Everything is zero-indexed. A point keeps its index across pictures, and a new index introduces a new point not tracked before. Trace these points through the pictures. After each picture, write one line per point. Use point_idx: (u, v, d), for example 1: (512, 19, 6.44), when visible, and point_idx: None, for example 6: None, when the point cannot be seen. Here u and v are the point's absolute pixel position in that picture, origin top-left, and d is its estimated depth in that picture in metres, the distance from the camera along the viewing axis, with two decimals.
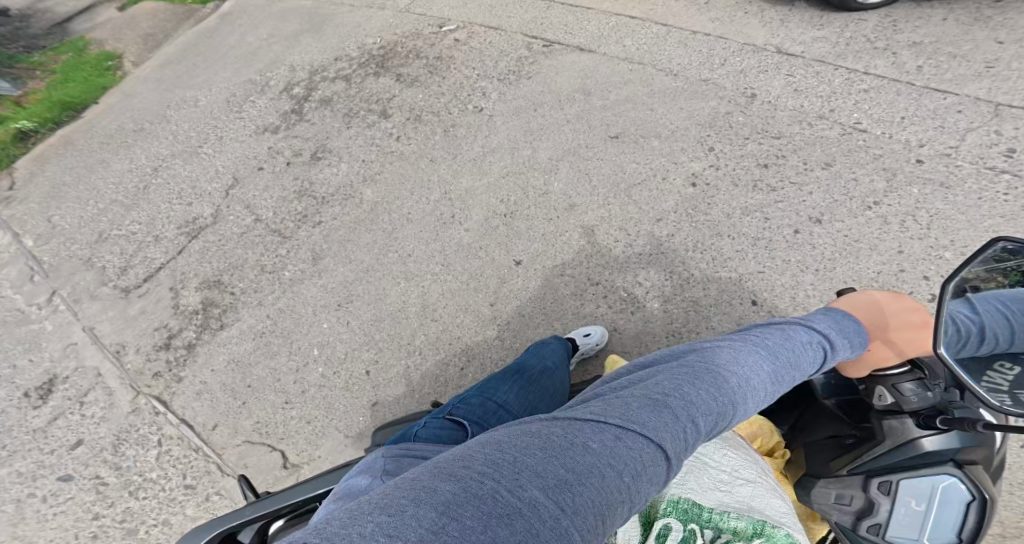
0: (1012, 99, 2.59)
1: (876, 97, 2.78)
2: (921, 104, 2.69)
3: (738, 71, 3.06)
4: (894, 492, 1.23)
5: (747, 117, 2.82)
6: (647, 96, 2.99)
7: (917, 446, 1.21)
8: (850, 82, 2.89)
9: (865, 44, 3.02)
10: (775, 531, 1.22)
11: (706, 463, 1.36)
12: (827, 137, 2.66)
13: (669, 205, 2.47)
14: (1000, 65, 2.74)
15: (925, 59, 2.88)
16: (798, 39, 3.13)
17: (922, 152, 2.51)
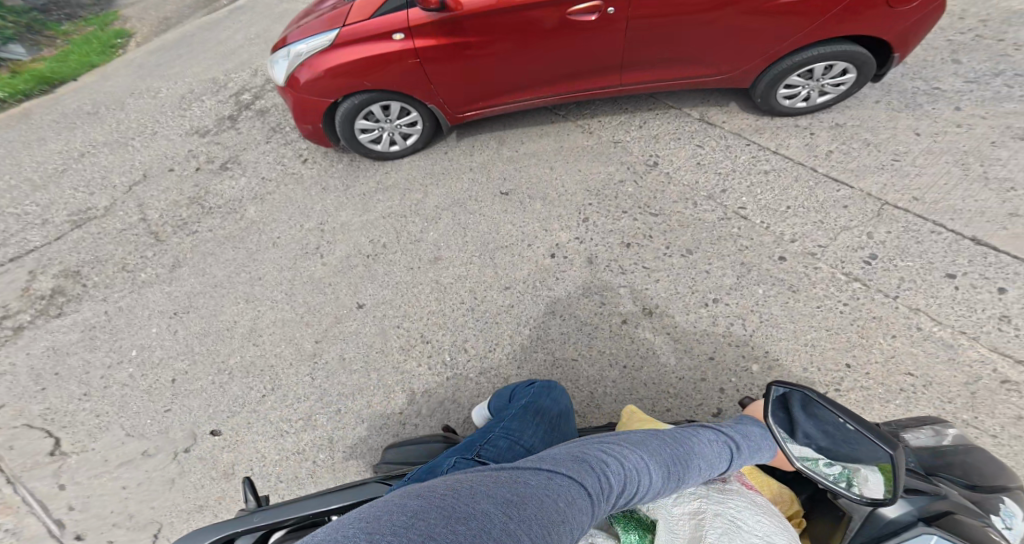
0: (899, 198, 2.34)
1: (773, 181, 2.57)
2: (811, 189, 2.48)
3: (652, 135, 2.94)
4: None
5: (638, 189, 2.71)
6: (551, 153, 2.94)
7: (880, 514, 1.23)
8: (755, 161, 2.68)
9: (789, 119, 2.79)
10: None
11: (738, 524, 1.07)
12: (704, 221, 2.49)
13: (522, 274, 2.47)
14: (906, 160, 2.46)
15: (839, 144, 2.62)
16: (727, 108, 2.96)
17: (789, 248, 2.31)
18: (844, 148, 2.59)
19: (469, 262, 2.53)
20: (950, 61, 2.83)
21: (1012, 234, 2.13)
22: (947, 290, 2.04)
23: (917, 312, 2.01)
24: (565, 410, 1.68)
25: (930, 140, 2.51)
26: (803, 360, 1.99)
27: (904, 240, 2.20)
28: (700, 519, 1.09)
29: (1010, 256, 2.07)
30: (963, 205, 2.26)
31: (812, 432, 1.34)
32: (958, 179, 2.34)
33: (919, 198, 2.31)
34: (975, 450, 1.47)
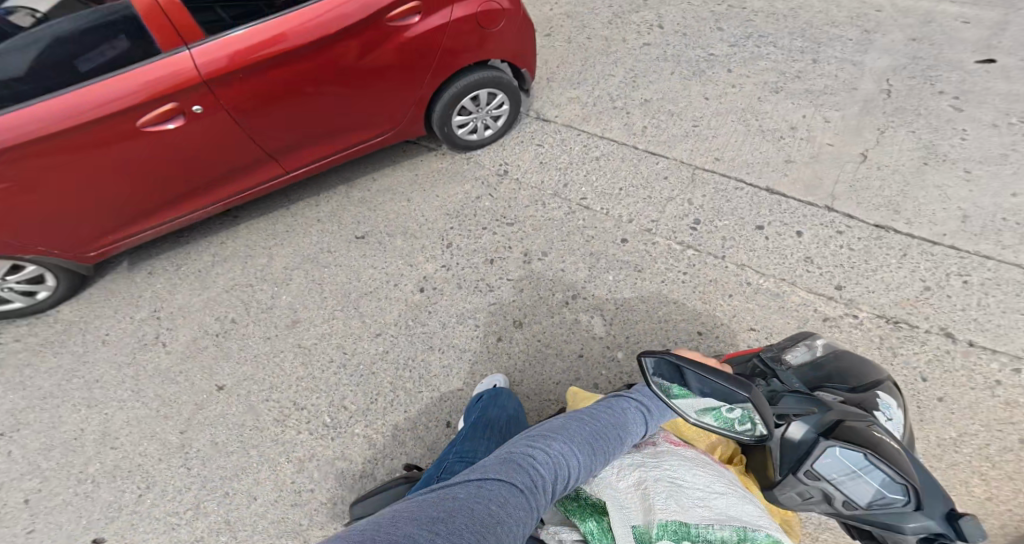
0: (703, 161, 2.61)
1: (605, 166, 2.70)
2: (637, 166, 2.65)
3: (499, 144, 2.95)
4: (844, 495, 1.01)
5: (494, 202, 2.73)
6: (403, 183, 2.90)
7: (787, 439, 1.11)
8: (587, 149, 2.80)
9: (607, 103, 2.96)
10: (757, 535, 1.00)
11: (678, 482, 1.10)
12: (553, 219, 2.56)
13: (393, 316, 2.44)
14: (705, 124, 2.76)
15: (651, 119, 2.84)
16: (556, 102, 3.03)
17: (629, 229, 2.45)
18: (655, 122, 2.82)
19: (336, 317, 2.48)
20: (716, 29, 3.24)
21: (791, 181, 2.48)
22: (758, 240, 2.30)
23: (744, 267, 2.23)
24: (514, 414, 1.75)
25: (718, 104, 2.84)
26: (665, 339, 2.11)
27: (717, 200, 2.45)
28: (644, 487, 1.09)
29: (797, 200, 2.40)
30: (752, 159, 2.59)
31: (678, 390, 1.14)
32: (746, 134, 2.68)
33: (721, 159, 2.60)
34: (845, 354, 1.52)
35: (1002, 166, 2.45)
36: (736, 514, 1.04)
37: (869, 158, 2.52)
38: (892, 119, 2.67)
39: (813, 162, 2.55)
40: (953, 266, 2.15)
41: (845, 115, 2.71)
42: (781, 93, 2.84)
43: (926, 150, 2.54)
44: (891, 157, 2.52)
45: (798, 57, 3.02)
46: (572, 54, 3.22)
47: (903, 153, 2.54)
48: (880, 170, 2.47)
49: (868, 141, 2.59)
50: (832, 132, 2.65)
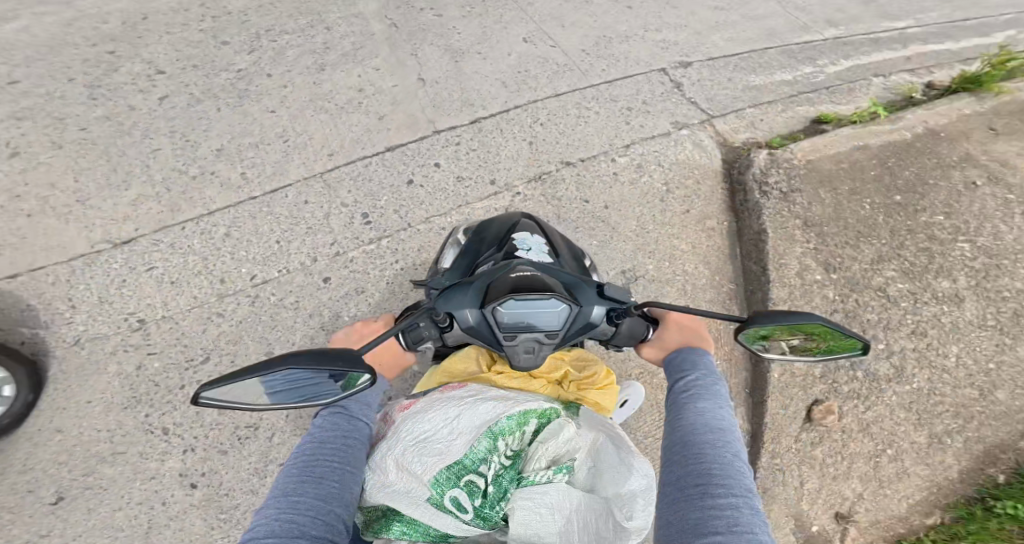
0: (321, 162, 2.59)
1: (243, 238, 2.39)
2: (271, 212, 2.44)
3: (96, 311, 2.20)
4: (542, 331, 1.49)
5: (160, 364, 2.16)
6: (15, 443, 2.00)
7: (468, 326, 1.56)
8: (206, 233, 2.38)
9: (183, 179, 2.47)
10: (502, 426, 1.52)
11: (425, 436, 1.54)
12: (247, 322, 2.25)
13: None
14: (292, 134, 2.64)
15: (240, 164, 2.54)
16: (118, 217, 2.36)
17: (319, 268, 2.38)
18: (251, 162, 2.55)
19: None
20: (201, 33, 2.83)
21: (396, 129, 2.72)
22: (419, 192, 2.58)
23: (429, 221, 2.54)
24: None
25: (286, 114, 2.68)
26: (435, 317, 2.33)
27: (364, 188, 2.55)
28: (406, 461, 1.51)
29: (414, 141, 2.69)
30: (352, 135, 2.69)
31: (256, 389, 1.15)
32: (333, 114, 2.71)
33: (336, 154, 2.61)
34: (479, 231, 2.17)
35: (496, 29, 3.10)
36: (473, 423, 1.53)
37: (431, 78, 2.87)
38: (415, 42, 2.96)
39: (396, 103, 2.78)
40: (527, 117, 2.86)
41: (385, 54, 2.90)
42: (328, 68, 2.83)
43: (456, 50, 2.99)
44: (436, 70, 2.90)
45: (312, 31, 2.93)
46: (78, 157, 2.44)
47: (446, 60, 2.95)
48: (445, 82, 2.87)
49: (404, 60, 2.91)
50: (401, 76, 2.86)
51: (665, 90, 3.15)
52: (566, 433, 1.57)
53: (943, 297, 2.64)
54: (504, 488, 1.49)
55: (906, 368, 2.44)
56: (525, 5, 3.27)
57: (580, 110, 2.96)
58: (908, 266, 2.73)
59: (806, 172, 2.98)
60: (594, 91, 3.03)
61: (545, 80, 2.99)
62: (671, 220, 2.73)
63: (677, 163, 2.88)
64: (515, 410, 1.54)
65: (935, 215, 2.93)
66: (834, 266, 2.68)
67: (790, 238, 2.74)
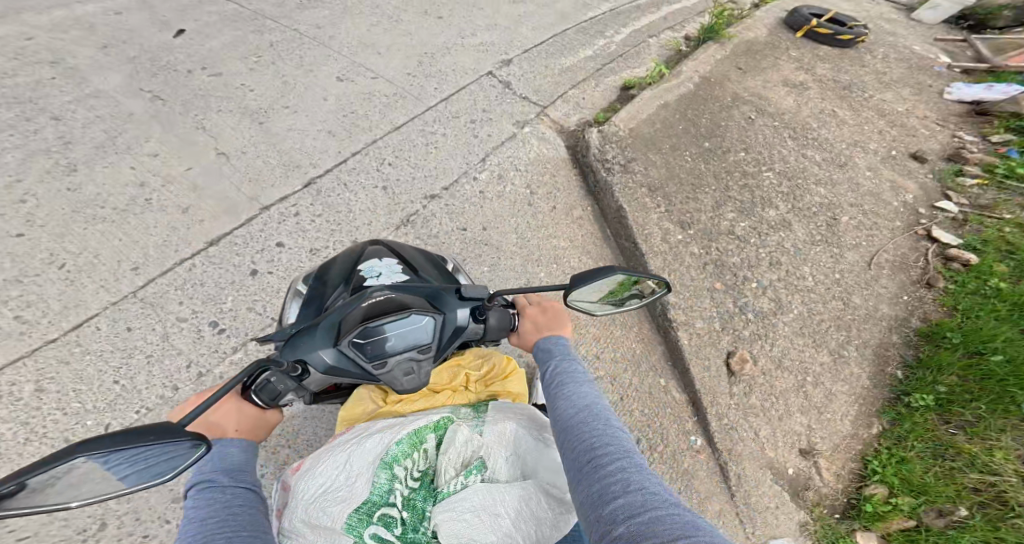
0: (130, 281, 2.35)
1: (58, 390, 2.05)
2: (91, 352, 2.14)
3: None
4: (415, 349, 1.40)
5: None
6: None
7: (332, 368, 1.44)
8: (10, 398, 1.99)
9: None
10: (395, 451, 1.54)
11: (324, 491, 1.51)
12: None
13: None
14: (64, 256, 2.35)
15: (9, 304, 2.19)
16: None
17: (184, 393, 2.12)
18: (22, 301, 2.21)
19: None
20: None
21: (208, 219, 2.58)
22: (268, 279, 2.46)
23: None
24: None
25: (50, 239, 2.38)
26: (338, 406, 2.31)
27: (190, 290, 2.37)
28: (313, 519, 1.48)
29: (240, 228, 2.57)
30: (148, 238, 2.48)
31: (60, 487, 0.99)
32: (119, 218, 2.50)
33: (141, 264, 2.40)
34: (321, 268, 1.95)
35: (290, 85, 3.12)
36: (368, 460, 1.53)
37: (225, 152, 2.80)
38: (195, 113, 2.91)
39: (201, 189, 2.66)
40: (368, 157, 2.90)
41: (159, 135, 2.80)
42: (81, 167, 2.62)
43: (238, 110, 2.97)
44: (237, 140, 2.85)
45: (32, 124, 2.71)
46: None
47: (240, 129, 2.89)
48: (252, 148, 2.83)
49: (208, 142, 2.82)
50: (189, 158, 2.75)
51: (497, 97, 3.30)
52: (465, 436, 1.61)
53: (774, 224, 3.05)
54: (421, 509, 1.51)
55: (779, 298, 2.75)
56: (331, 46, 3.36)
57: (413, 143, 2.98)
58: (740, 204, 3.11)
59: (635, 143, 3.23)
60: (429, 114, 3.12)
61: (375, 113, 3.07)
62: (541, 221, 2.83)
63: (528, 162, 3.03)
64: (403, 432, 1.58)
65: (738, 156, 3.38)
66: (687, 223, 2.95)
67: (645, 208, 2.95)
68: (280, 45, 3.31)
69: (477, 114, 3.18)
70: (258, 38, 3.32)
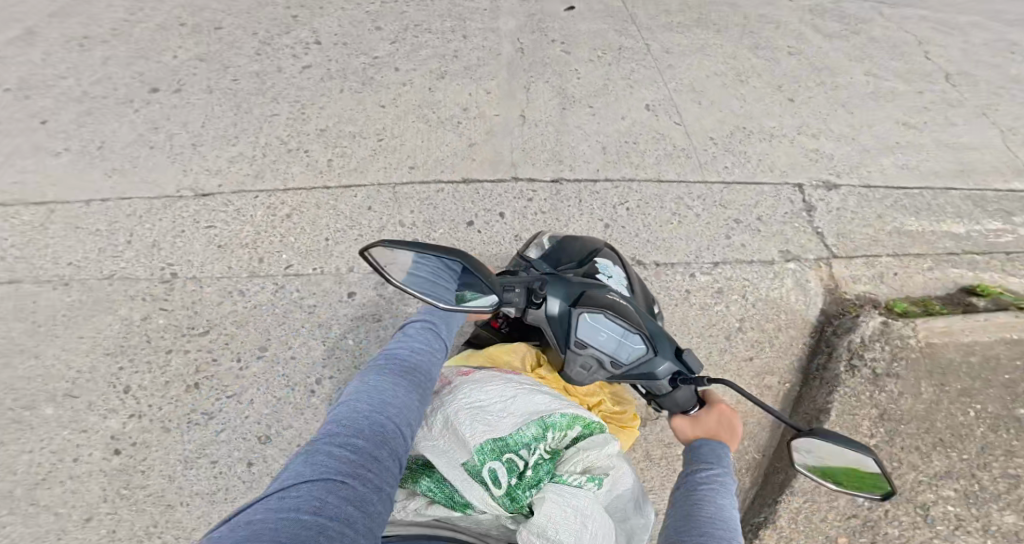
0: (402, 175, 2.75)
1: (300, 219, 2.61)
2: (336, 209, 2.63)
3: (150, 243, 2.52)
4: (609, 354, 1.57)
5: (169, 315, 2.38)
6: (18, 335, 2.29)
7: (551, 316, 1.59)
8: (271, 211, 2.62)
9: (279, 148, 2.79)
10: (552, 417, 1.57)
11: (481, 404, 1.57)
12: (259, 309, 2.43)
13: (96, 495, 2.12)
14: (388, 136, 2.85)
15: (332, 150, 2.79)
16: (212, 168, 2.71)
17: (350, 280, 2.52)
18: (341, 152, 2.80)
19: (70, 527, 2.09)
20: (375, 30, 3.22)
21: (478, 162, 2.85)
22: (473, 236, 2.67)
23: None
24: None
25: (390, 117, 2.91)
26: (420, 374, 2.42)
27: (426, 211, 2.68)
28: (452, 423, 1.52)
29: (490, 181, 2.79)
30: (441, 152, 2.85)
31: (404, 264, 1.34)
32: (434, 127, 2.92)
33: (417, 165, 2.78)
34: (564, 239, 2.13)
35: (604, 90, 3.16)
36: (527, 409, 1.58)
37: (529, 117, 3.01)
38: (532, 74, 3.16)
39: (492, 135, 2.93)
40: (615, 197, 2.84)
41: (501, 78, 3.12)
42: (446, 78, 3.11)
43: (560, 91, 3.12)
44: (542, 112, 3.03)
45: (459, 37, 3.22)
46: (217, 104, 2.89)
47: (550, 107, 3.06)
48: (544, 125, 3.00)
49: (522, 103, 3.05)
50: (506, 109, 3.03)
51: (780, 211, 2.90)
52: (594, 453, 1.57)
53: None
54: (539, 476, 1.47)
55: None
56: (673, 75, 3.27)
57: (664, 210, 2.84)
58: (975, 488, 2.43)
59: (906, 359, 2.57)
60: (700, 188, 2.91)
61: (652, 157, 2.98)
62: (722, 364, 2.57)
63: (761, 301, 2.68)
64: (569, 409, 1.61)
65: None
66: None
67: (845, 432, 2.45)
68: (624, 47, 3.32)
69: (748, 224, 2.85)
70: (621, 39, 3.35)
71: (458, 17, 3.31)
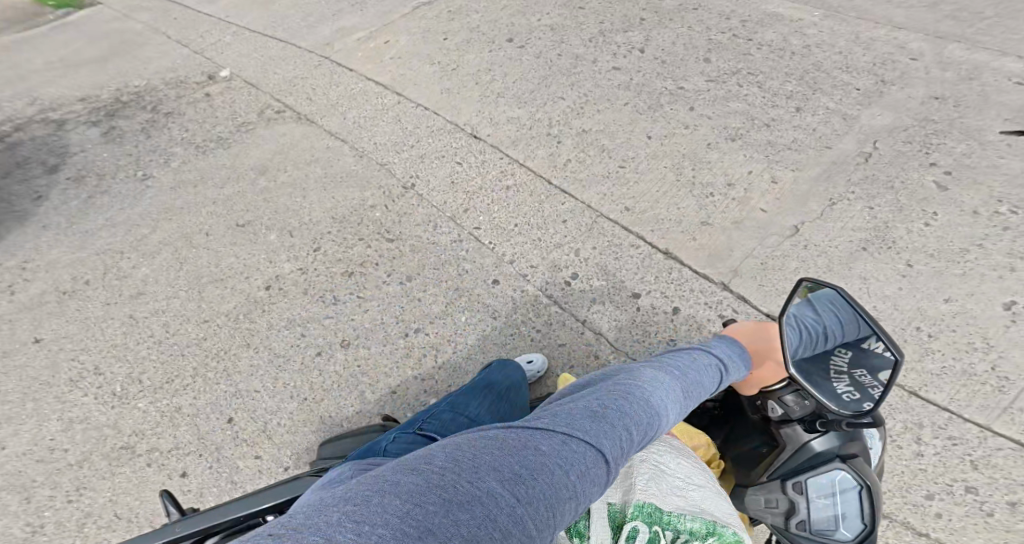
0: (613, 211, 2.86)
1: (514, 196, 3.01)
2: (543, 209, 2.92)
3: (420, 154, 3.29)
4: (808, 516, 1.49)
5: (385, 213, 3.07)
6: (310, 179, 3.31)
7: (810, 448, 1.51)
8: (502, 175, 3.10)
9: (543, 128, 3.25)
10: (725, 531, 1.27)
11: (664, 470, 1.40)
12: (434, 245, 2.89)
13: (227, 307, 2.85)
14: (630, 166, 3.02)
15: (577, 152, 3.11)
16: (493, 120, 3.35)
17: (505, 270, 2.76)
18: (581, 159, 3.09)
19: (193, 320, 2.82)
20: (703, 60, 3.50)
21: (697, 245, 2.69)
22: (629, 309, 2.53)
23: (600, 340, 2.46)
24: (516, 382, 2.16)
25: (650, 152, 3.07)
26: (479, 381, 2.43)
27: (606, 256, 2.71)
28: (632, 467, 1.40)
29: (691, 272, 2.60)
30: (663, 211, 2.84)
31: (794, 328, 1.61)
32: (676, 187, 2.91)
33: (635, 207, 2.87)
34: None
35: (946, 263, 2.47)
36: (705, 506, 1.33)
37: (802, 233, 2.66)
38: (856, 190, 2.79)
39: (739, 228, 2.72)
40: None
41: (807, 176, 2.87)
42: (738, 142, 3.05)
43: (878, 229, 2.63)
44: (823, 237, 2.63)
45: (780, 101, 3.22)
46: (544, 73, 3.53)
47: (839, 234, 2.64)
48: (816, 251, 2.58)
49: (814, 214, 2.72)
50: (785, 210, 2.75)
51: None
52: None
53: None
54: None
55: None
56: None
57: None
58: None
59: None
60: (964, 431, 2.04)
61: (936, 360, 2.21)
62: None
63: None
64: (743, 536, 1.29)
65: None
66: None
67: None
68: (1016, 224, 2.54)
69: (973, 504, 1.89)
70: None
71: (811, 101, 3.23)
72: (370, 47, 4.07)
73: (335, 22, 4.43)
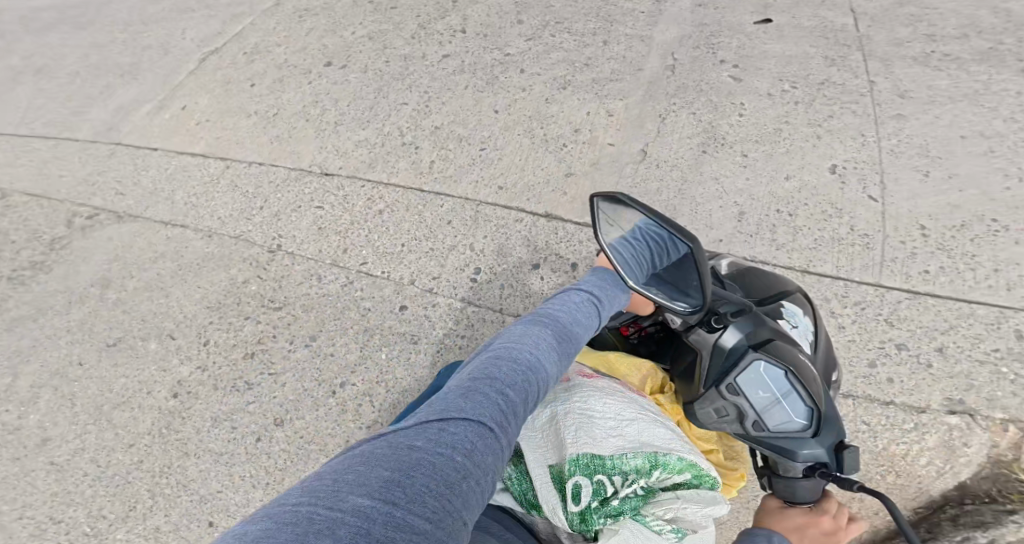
0: (489, 194, 2.80)
1: (390, 217, 2.84)
2: (422, 217, 2.80)
3: (274, 214, 3.01)
4: (757, 416, 1.43)
5: (262, 284, 2.78)
6: (165, 276, 2.91)
7: (723, 347, 1.48)
8: (370, 203, 2.91)
9: (395, 140, 3.08)
10: (668, 458, 1.35)
11: (591, 416, 1.42)
12: (328, 295, 2.68)
13: (144, 426, 2.47)
14: (491, 146, 2.95)
15: (438, 151, 2.99)
16: (339, 150, 3.13)
17: (409, 292, 2.62)
18: (443, 154, 2.97)
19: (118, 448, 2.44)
20: (517, 23, 3.44)
21: (571, 198, 2.69)
22: (537, 281, 2.52)
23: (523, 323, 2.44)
24: None
25: (499, 127, 2.99)
26: None
27: (498, 240, 2.66)
28: (559, 423, 1.42)
29: (578, 224, 2.61)
30: (534, 177, 2.80)
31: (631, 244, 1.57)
32: (538, 148, 2.88)
33: (510, 185, 2.80)
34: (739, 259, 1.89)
35: (772, 139, 2.70)
36: (642, 438, 1.39)
37: (650, 153, 2.75)
38: (676, 100, 2.91)
39: (597, 170, 2.75)
40: None
41: (631, 102, 2.94)
42: (569, 89, 3.05)
43: (709, 128, 2.78)
44: (668, 152, 2.74)
45: (591, 40, 3.22)
46: (368, 86, 3.35)
47: (679, 143, 2.76)
48: (667, 166, 2.70)
49: (653, 132, 2.82)
50: (627, 137, 2.82)
51: (986, 347, 2.10)
52: (685, 499, 1.33)
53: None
54: (624, 509, 1.28)
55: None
56: (881, 135, 2.65)
57: None
58: None
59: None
60: (863, 291, 2.26)
61: (809, 236, 2.41)
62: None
63: (872, 454, 2.03)
64: (687, 455, 1.38)
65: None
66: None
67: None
68: (806, 89, 2.85)
69: (911, 359, 2.11)
70: (806, 83, 2.87)
71: (613, 27, 3.28)
72: (168, 116, 3.61)
73: (105, 99, 3.78)
